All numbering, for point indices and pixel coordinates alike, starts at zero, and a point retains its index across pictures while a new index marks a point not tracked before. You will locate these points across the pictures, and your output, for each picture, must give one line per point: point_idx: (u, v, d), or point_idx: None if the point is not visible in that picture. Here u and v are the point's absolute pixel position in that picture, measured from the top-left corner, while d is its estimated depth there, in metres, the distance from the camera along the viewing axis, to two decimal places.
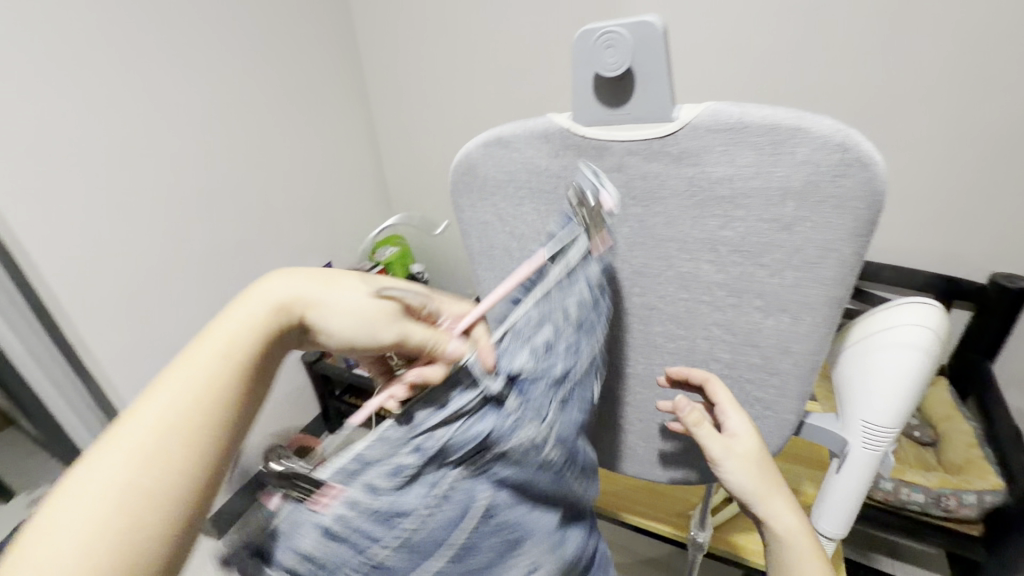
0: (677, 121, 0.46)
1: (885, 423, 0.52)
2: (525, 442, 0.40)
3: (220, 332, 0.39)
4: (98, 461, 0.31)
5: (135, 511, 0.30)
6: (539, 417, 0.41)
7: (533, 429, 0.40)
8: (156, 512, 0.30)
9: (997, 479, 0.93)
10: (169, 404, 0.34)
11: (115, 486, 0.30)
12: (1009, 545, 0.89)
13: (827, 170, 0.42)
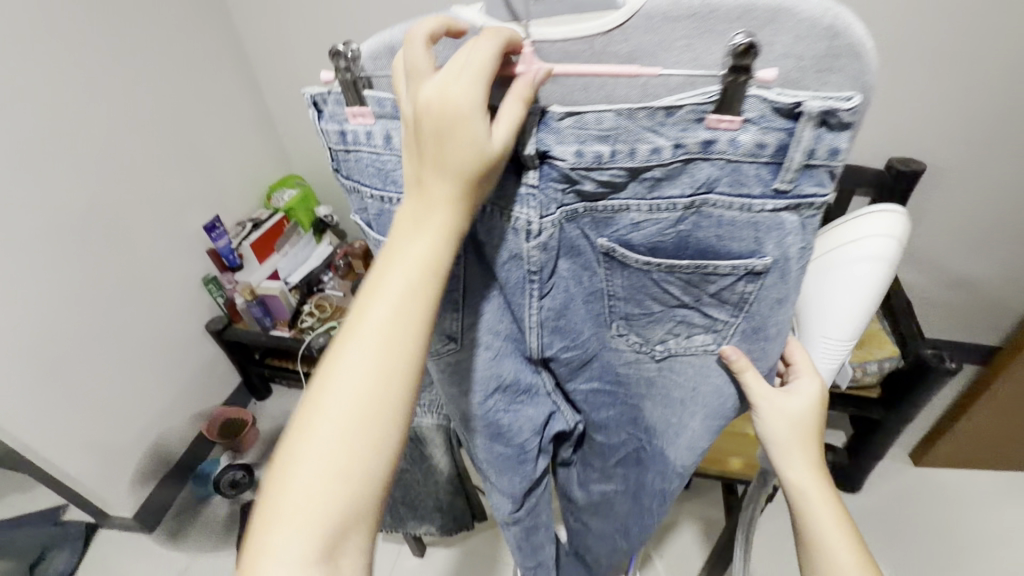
0: (623, 7, 0.33)
1: (841, 337, 0.53)
2: (510, 218, 0.39)
3: (400, 264, 0.35)
4: (315, 429, 0.34)
5: (339, 474, 0.34)
6: (540, 212, 0.38)
7: (525, 212, 0.38)
8: (317, 514, 0.34)
9: (892, 347, 1.06)
10: (366, 370, 0.35)
11: (324, 455, 0.34)
12: (906, 402, 1.01)
13: (811, 64, 0.31)
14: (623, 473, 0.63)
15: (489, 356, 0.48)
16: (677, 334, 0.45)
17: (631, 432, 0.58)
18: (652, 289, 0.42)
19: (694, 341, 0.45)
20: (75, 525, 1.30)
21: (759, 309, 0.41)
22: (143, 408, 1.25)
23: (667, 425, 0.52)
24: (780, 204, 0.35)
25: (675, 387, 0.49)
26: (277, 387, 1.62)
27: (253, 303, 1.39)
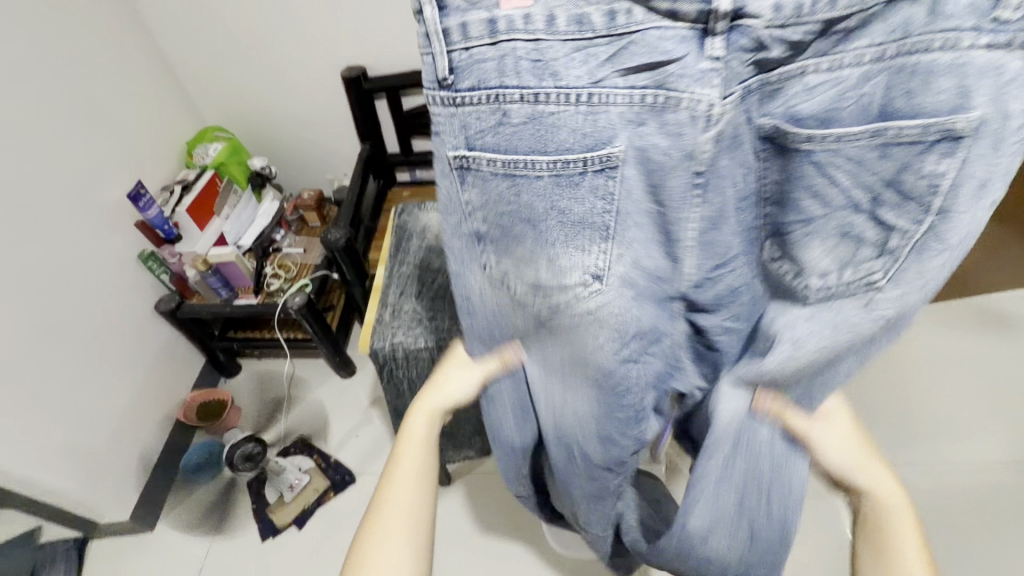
0: None
1: None
2: (692, 103, 0.37)
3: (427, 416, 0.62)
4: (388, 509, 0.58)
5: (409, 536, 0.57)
6: (723, 92, 0.37)
7: (707, 93, 0.36)
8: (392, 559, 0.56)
9: None
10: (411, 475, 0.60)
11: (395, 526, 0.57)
12: None
13: None
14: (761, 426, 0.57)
15: (630, 294, 0.47)
16: (839, 247, 0.43)
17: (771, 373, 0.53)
18: (822, 191, 0.41)
19: (864, 249, 0.43)
20: (61, 542, 1.21)
21: (951, 204, 0.39)
22: (109, 402, 1.16)
23: (808, 359, 0.50)
24: (997, 41, 0.33)
25: (821, 314, 0.47)
26: (247, 361, 1.53)
27: (209, 274, 1.26)
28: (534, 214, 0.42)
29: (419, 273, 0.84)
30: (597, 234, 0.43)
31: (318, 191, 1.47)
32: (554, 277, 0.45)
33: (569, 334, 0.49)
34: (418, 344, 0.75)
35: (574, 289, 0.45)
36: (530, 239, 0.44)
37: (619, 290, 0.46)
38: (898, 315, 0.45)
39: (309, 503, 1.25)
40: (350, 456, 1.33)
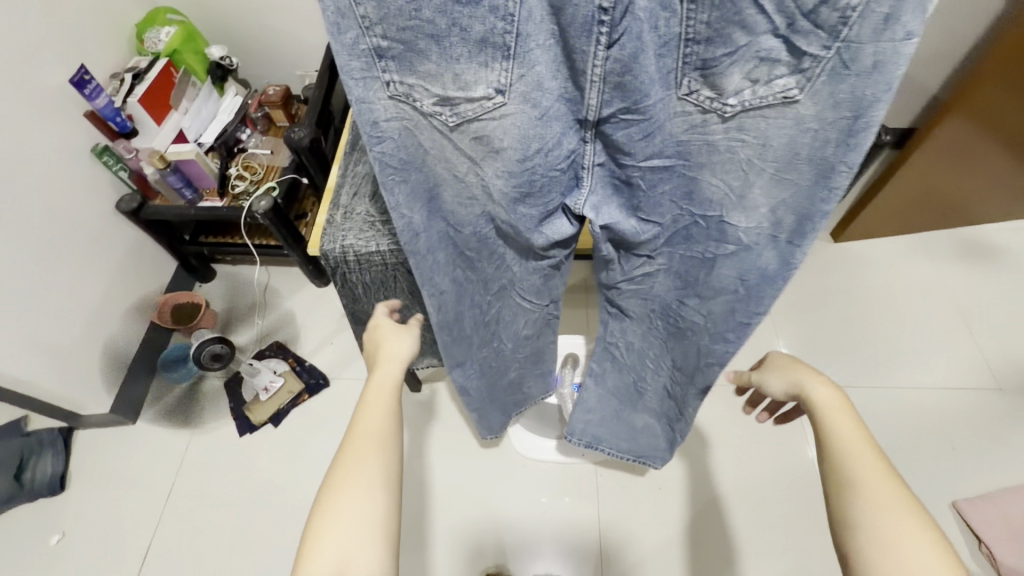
0: None
1: None
2: None
3: (381, 386, 0.65)
4: (349, 474, 0.56)
5: (374, 500, 0.55)
6: None
7: None
8: (356, 524, 0.53)
9: None
10: (371, 440, 0.59)
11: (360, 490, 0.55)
12: None
13: None
14: (668, 254, 0.58)
15: (533, 116, 0.43)
16: (755, 78, 0.40)
17: (685, 209, 0.52)
18: (746, 10, 0.37)
19: (776, 82, 0.40)
20: (46, 432, 1.25)
21: (856, 36, 0.36)
22: (77, 302, 1.16)
23: (726, 194, 0.49)
24: None
25: (713, 158, 0.46)
26: (221, 266, 1.51)
27: (168, 172, 1.20)
28: (437, 29, 0.37)
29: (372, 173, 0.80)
30: (500, 54, 0.38)
31: (285, 86, 1.37)
32: (461, 93, 0.40)
33: (480, 146, 0.45)
34: (369, 248, 0.72)
35: (480, 104, 0.42)
36: (435, 57, 0.39)
37: (523, 108, 0.42)
38: (805, 185, 0.46)
39: (284, 403, 1.29)
40: (326, 361, 1.36)
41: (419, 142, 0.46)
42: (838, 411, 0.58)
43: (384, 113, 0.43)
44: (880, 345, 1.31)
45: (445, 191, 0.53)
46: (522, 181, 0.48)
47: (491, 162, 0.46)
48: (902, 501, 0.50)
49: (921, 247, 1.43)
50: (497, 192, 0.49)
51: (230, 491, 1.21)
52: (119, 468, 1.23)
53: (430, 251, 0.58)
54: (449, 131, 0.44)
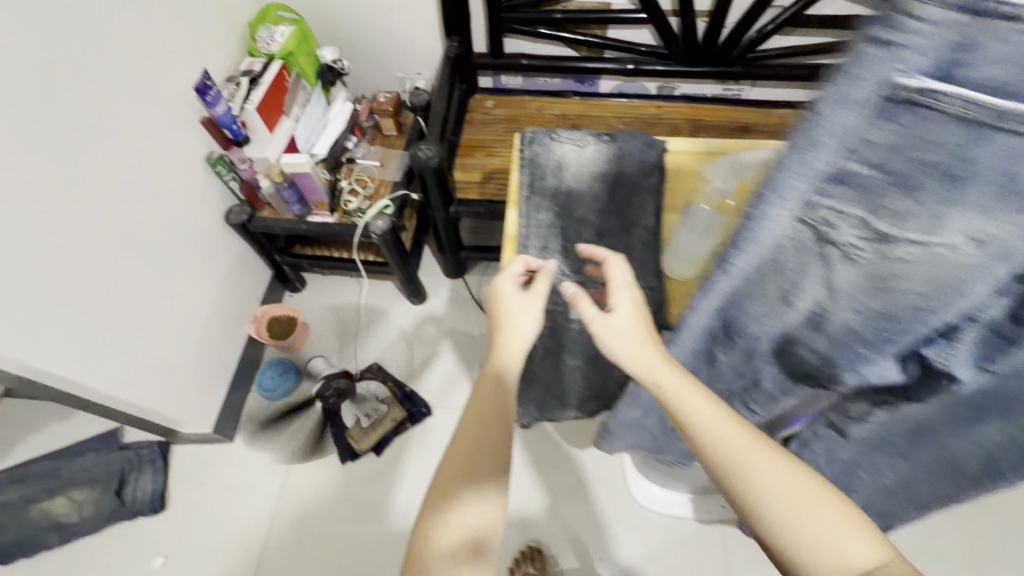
0: None
1: None
2: None
3: (501, 365, 0.61)
4: (459, 453, 0.56)
5: (476, 489, 0.54)
6: None
7: None
8: (456, 513, 0.52)
9: None
10: (479, 419, 0.58)
11: (469, 474, 0.54)
12: None
13: None
14: (964, 409, 0.51)
15: (982, 267, 0.37)
16: None
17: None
18: None
19: None
20: (145, 446, 1.23)
21: None
22: (189, 321, 1.11)
23: None
24: None
25: None
26: (312, 277, 1.46)
27: (285, 186, 1.13)
28: (959, 172, 0.32)
29: (558, 225, 0.73)
30: (1008, 207, 0.33)
31: (396, 94, 1.29)
32: (918, 234, 0.36)
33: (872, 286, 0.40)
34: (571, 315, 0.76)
35: (929, 247, 0.37)
36: (921, 196, 0.34)
37: (971, 254, 0.36)
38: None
39: (387, 432, 1.23)
40: (427, 386, 1.30)
41: (800, 265, 0.42)
42: (675, 382, 0.53)
43: (784, 230, 0.40)
44: None
45: (756, 304, 0.47)
46: (883, 324, 0.42)
47: (863, 300, 0.42)
48: (780, 460, 0.49)
49: None
50: (842, 327, 0.44)
51: (332, 521, 1.16)
52: (217, 489, 1.19)
53: (698, 332, 0.54)
54: (846, 264, 0.40)
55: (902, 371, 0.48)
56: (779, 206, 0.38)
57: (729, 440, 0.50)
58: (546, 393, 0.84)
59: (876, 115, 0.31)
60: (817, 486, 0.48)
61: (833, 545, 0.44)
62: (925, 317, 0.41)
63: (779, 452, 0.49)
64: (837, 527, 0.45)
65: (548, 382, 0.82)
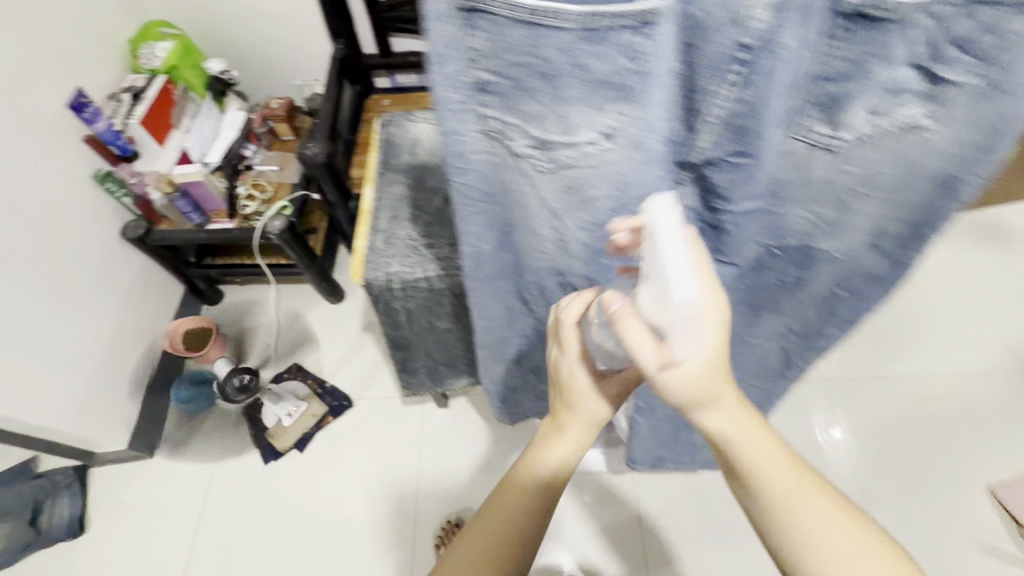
0: None
1: None
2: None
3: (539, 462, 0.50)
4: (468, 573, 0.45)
5: None
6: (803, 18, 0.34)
7: None
8: None
9: None
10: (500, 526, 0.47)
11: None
12: None
13: None
14: (734, 293, 0.57)
15: (644, 161, 0.38)
16: (860, 170, 0.44)
17: (765, 243, 0.51)
18: (856, 113, 0.41)
19: (863, 174, 0.44)
20: (61, 472, 1.21)
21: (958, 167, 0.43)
22: (89, 340, 1.11)
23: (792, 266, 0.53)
24: None
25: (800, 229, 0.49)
26: (228, 287, 1.47)
27: (177, 197, 1.15)
28: (552, 66, 0.33)
29: (410, 194, 0.77)
30: (616, 96, 0.34)
31: (288, 99, 1.32)
32: (562, 136, 0.36)
33: (569, 198, 0.41)
34: (416, 274, 0.69)
35: (583, 149, 0.37)
36: (545, 96, 0.34)
37: (630, 154, 0.38)
38: (921, 201, 0.46)
39: (308, 427, 1.26)
40: (348, 380, 1.33)
41: (508, 181, 0.42)
42: (748, 428, 0.43)
43: (482, 148, 0.39)
44: (899, 330, 1.33)
45: (521, 239, 0.49)
46: (610, 232, 0.45)
47: (578, 214, 0.43)
48: (822, 495, 0.43)
49: None
50: (579, 241, 0.46)
51: (256, 522, 1.17)
52: (140, 506, 1.19)
53: (491, 280, 0.53)
54: (537, 176, 0.40)
55: None
56: (461, 121, 0.37)
57: (812, 518, 0.42)
58: (412, 353, 0.85)
59: (469, 26, 0.32)
60: (844, 518, 0.42)
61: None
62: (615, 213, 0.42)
63: (832, 494, 0.43)
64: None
65: (414, 344, 0.82)
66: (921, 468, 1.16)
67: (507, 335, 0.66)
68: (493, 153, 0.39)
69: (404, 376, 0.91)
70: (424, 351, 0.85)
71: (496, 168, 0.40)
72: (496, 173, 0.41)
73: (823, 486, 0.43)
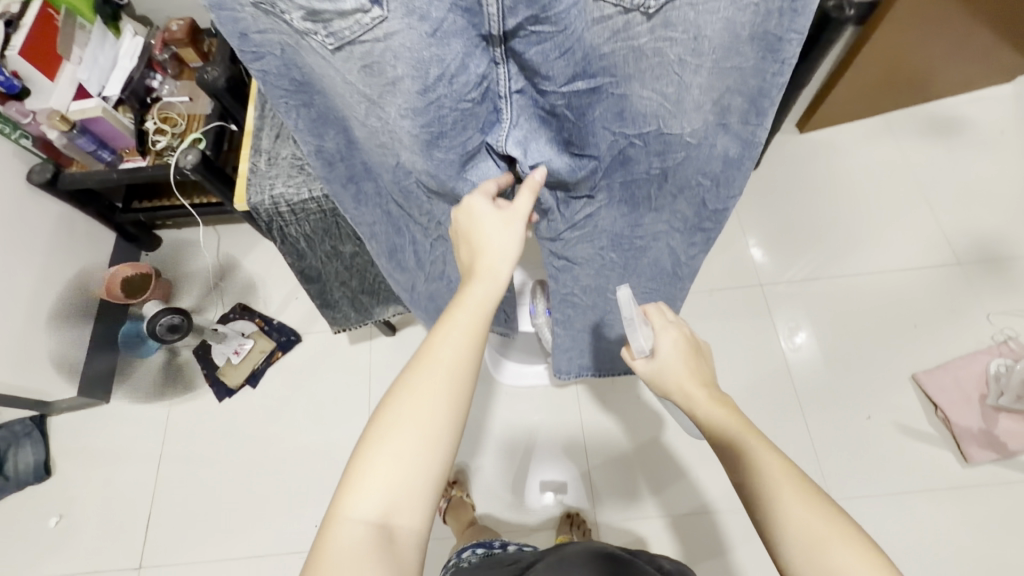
0: None
1: None
2: None
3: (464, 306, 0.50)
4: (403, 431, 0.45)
5: (414, 481, 0.45)
6: None
7: None
8: (398, 482, 0.44)
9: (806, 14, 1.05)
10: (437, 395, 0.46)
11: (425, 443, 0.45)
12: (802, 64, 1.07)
13: None
14: (608, 189, 0.61)
15: (424, 30, 0.40)
16: (674, 36, 0.43)
17: (621, 131, 0.52)
18: None
19: (678, 42, 0.43)
20: (19, 422, 1.22)
21: (777, 17, 0.41)
22: (15, 292, 1.09)
23: (647, 147, 0.55)
24: None
25: (639, 105, 0.50)
26: (165, 231, 1.42)
27: (75, 134, 1.09)
28: None
29: None
30: None
31: (189, 19, 1.19)
32: (329, 6, 0.37)
33: (373, 81, 0.43)
34: (303, 195, 0.66)
35: (356, 19, 0.38)
36: None
37: (409, 23, 0.39)
38: (750, 65, 0.46)
39: (258, 364, 1.28)
40: (296, 316, 1.33)
41: (307, 62, 0.45)
42: (715, 411, 0.57)
43: (266, 24, 0.42)
44: (840, 232, 1.34)
45: (355, 125, 0.53)
46: (429, 118, 0.47)
47: (391, 98, 0.45)
48: (804, 494, 0.49)
49: (881, 131, 1.43)
50: (407, 134, 0.49)
51: (218, 456, 1.22)
52: (102, 448, 1.23)
53: (352, 179, 0.61)
54: (330, 55, 0.42)
55: (503, 163, 0.57)
56: None
57: (792, 513, 0.48)
58: (322, 285, 0.84)
59: None
60: (831, 520, 0.47)
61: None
62: (420, 92, 0.44)
63: (820, 499, 0.49)
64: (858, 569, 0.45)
65: (325, 275, 0.82)
66: (851, 363, 1.20)
67: (400, 241, 0.71)
68: (277, 31, 0.42)
69: (329, 311, 0.90)
70: (338, 281, 0.84)
71: (292, 48, 0.44)
72: (293, 52, 0.45)
73: (815, 492, 0.49)
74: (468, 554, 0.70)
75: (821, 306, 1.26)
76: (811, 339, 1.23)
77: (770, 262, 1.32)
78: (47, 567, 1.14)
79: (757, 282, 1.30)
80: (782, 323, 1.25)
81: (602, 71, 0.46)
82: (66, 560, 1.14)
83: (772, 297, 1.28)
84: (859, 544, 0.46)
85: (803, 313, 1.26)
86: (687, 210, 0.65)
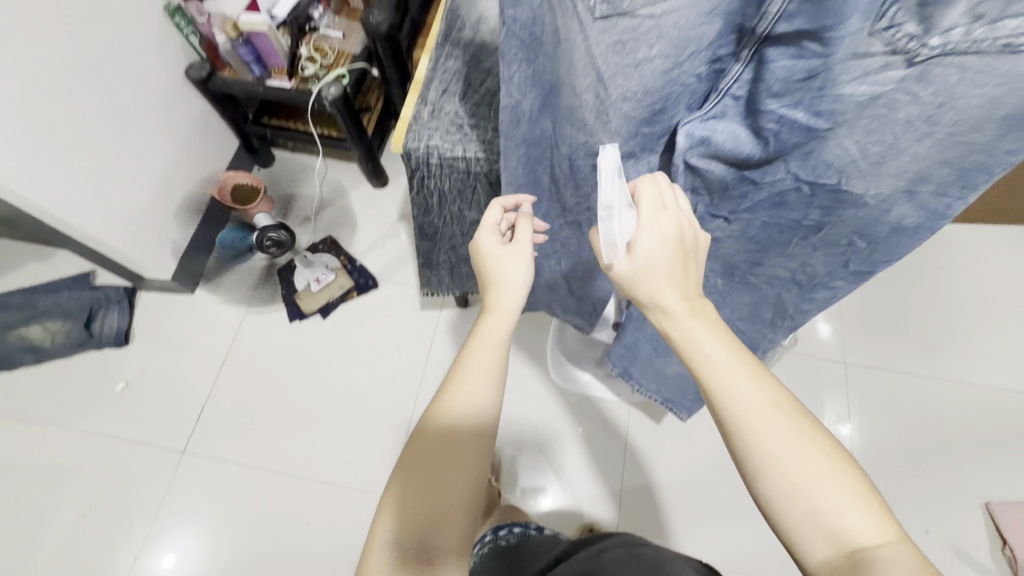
0: None
1: None
2: None
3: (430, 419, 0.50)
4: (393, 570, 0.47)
5: None
6: None
7: None
8: None
9: None
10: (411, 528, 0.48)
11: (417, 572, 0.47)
12: None
13: None
14: (747, 222, 0.54)
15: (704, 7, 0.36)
16: (920, 87, 0.36)
17: (794, 172, 0.46)
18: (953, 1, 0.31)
19: (913, 97, 0.36)
20: (113, 289, 1.33)
21: None
22: (149, 171, 1.17)
23: (810, 202, 0.48)
24: None
25: (834, 147, 0.42)
26: (280, 152, 1.50)
27: (240, 44, 1.15)
28: None
29: (462, 94, 0.71)
30: None
31: None
32: None
33: (615, 57, 0.39)
34: (455, 153, 0.68)
35: None
36: None
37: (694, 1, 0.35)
38: (987, 142, 0.37)
39: (333, 297, 1.33)
40: (378, 262, 1.37)
41: (561, 26, 0.41)
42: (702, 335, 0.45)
43: None
44: (943, 333, 1.26)
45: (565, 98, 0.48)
46: (657, 97, 0.43)
47: (625, 80, 0.41)
48: (801, 429, 0.42)
49: (1013, 241, 1.34)
50: (622, 114, 0.44)
51: (276, 370, 1.27)
52: (178, 333, 1.31)
53: (524, 143, 0.56)
54: (588, 23, 0.38)
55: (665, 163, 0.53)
56: None
57: (773, 434, 0.41)
58: (430, 244, 0.87)
59: None
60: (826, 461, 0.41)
61: (842, 521, 0.39)
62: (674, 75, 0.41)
63: (811, 431, 0.42)
64: (847, 506, 0.39)
65: (439, 235, 0.84)
66: (919, 469, 1.13)
67: None
68: None
69: (425, 272, 0.94)
70: (448, 244, 0.86)
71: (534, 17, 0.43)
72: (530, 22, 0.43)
73: (811, 429, 0.42)
74: (505, 531, 0.76)
75: (902, 402, 1.20)
76: (881, 433, 1.17)
77: (858, 344, 1.25)
78: (105, 424, 1.23)
79: (839, 360, 1.24)
80: (831, 409, 1.19)
81: (816, 107, 0.39)
82: (121, 422, 1.23)
83: (852, 380, 1.22)
84: (855, 487, 0.40)
85: (881, 405, 1.19)
86: (822, 267, 0.55)
